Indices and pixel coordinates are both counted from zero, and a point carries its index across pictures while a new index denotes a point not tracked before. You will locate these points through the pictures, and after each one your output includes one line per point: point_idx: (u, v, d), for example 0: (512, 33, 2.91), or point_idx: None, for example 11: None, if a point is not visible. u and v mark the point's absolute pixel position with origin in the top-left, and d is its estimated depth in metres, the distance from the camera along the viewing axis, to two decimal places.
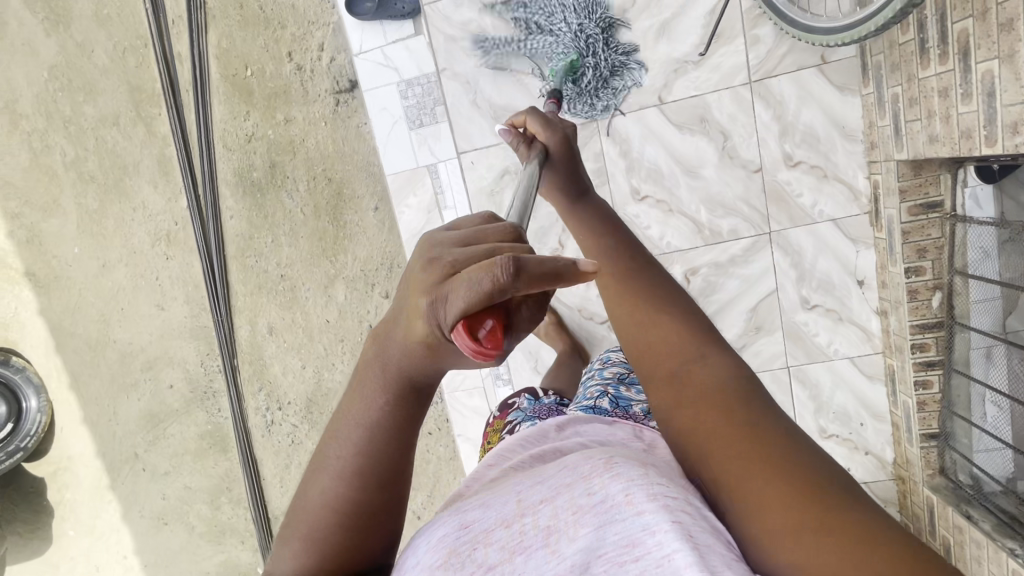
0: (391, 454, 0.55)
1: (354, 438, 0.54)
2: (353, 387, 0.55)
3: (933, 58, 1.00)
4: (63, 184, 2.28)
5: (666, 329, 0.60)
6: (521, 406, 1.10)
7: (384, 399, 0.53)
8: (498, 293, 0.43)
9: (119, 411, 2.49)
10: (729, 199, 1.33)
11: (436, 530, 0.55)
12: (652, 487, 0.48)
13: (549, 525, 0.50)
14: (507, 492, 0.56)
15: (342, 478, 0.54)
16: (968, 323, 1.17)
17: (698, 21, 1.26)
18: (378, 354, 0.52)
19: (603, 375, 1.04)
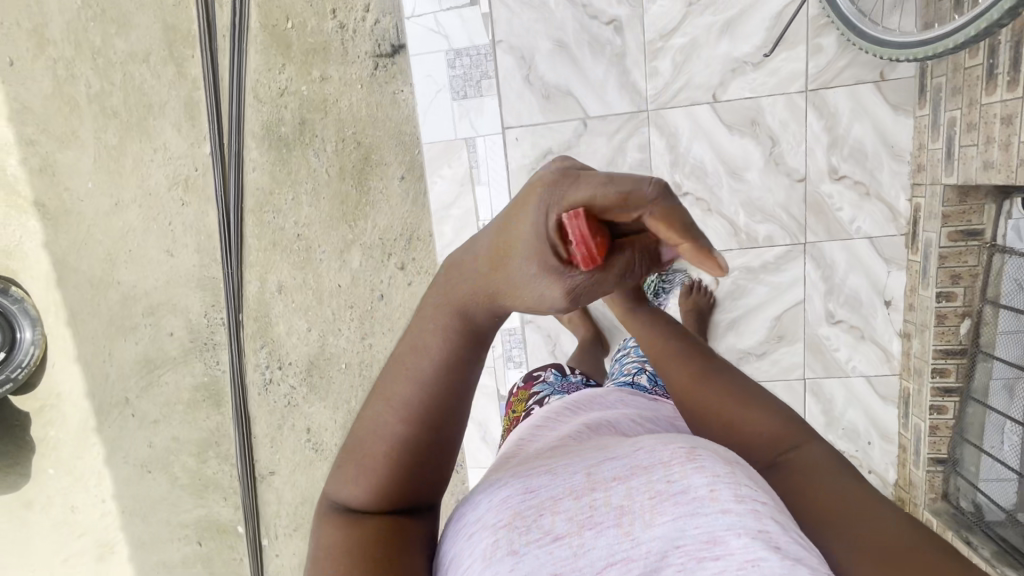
0: (445, 392, 0.52)
1: (416, 367, 0.52)
2: (423, 309, 0.52)
3: (1001, 84, 1.01)
4: (84, 116, 2.23)
5: (760, 423, 0.59)
6: (548, 378, 1.10)
7: (451, 330, 0.51)
8: (630, 196, 0.38)
9: (114, 353, 2.45)
10: (769, 205, 1.33)
11: (501, 490, 0.55)
12: (738, 486, 0.47)
13: (623, 506, 0.49)
14: (574, 463, 0.55)
15: (395, 407, 0.52)
16: (993, 353, 1.20)
17: (763, 23, 1.25)
18: (453, 276, 0.50)
19: (639, 353, 1.09)
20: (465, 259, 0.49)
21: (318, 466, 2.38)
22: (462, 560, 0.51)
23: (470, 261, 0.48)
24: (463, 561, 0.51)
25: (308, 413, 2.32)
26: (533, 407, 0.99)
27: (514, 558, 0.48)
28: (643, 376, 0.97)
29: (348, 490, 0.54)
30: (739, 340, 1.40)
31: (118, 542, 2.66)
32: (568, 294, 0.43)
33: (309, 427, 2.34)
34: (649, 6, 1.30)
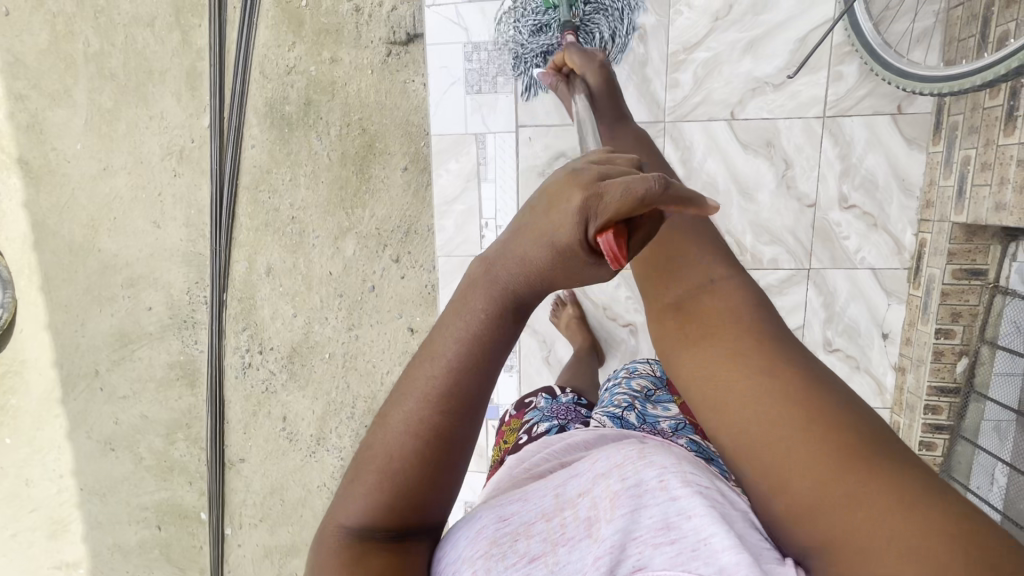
0: (479, 376, 0.48)
1: (453, 356, 0.48)
2: (456, 303, 0.49)
3: (1019, 127, 1.02)
4: (80, 76, 2.15)
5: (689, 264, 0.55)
6: (539, 406, 1.01)
7: (490, 315, 0.48)
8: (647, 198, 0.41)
9: (88, 323, 2.36)
10: (777, 227, 1.32)
11: (468, 524, 0.51)
12: (685, 475, 0.47)
13: (590, 516, 0.48)
14: (540, 483, 0.53)
15: (427, 402, 0.48)
16: (987, 393, 1.20)
17: (787, 44, 1.25)
18: (490, 265, 0.49)
19: (629, 386, 0.94)
20: (503, 248, 0.48)
21: (291, 457, 2.31)
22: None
23: (509, 249, 0.48)
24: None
25: (285, 401, 2.25)
26: (522, 438, 0.91)
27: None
28: (630, 413, 0.84)
29: (370, 501, 0.48)
30: None
31: (72, 520, 2.55)
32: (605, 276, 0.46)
33: (285, 415, 2.26)
34: (675, 17, 1.29)
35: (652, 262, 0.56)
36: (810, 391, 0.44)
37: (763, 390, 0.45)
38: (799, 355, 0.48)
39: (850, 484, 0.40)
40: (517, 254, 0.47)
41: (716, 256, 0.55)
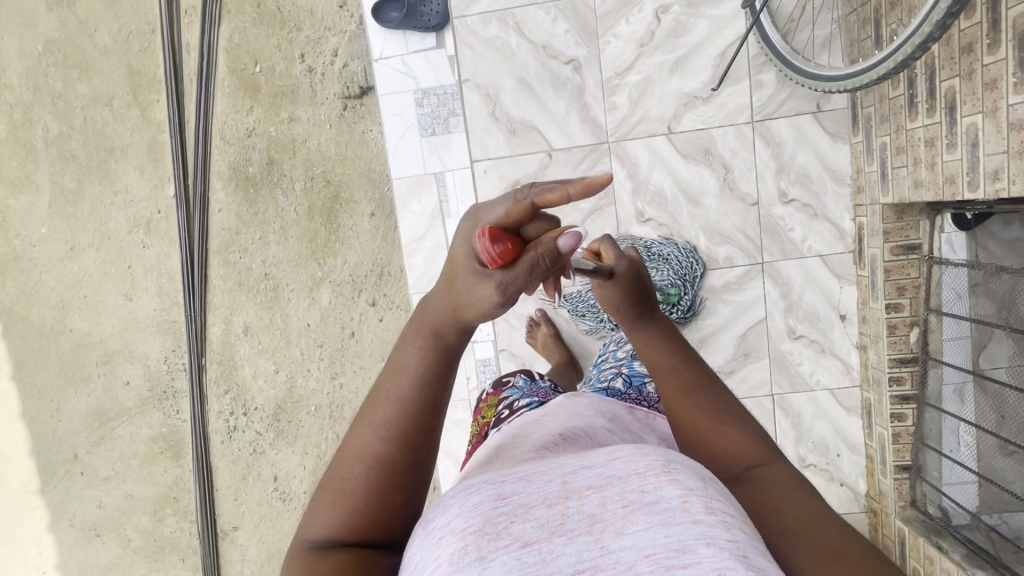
0: (421, 412, 0.57)
1: (396, 388, 0.57)
2: (400, 346, 0.59)
3: (921, 112, 1.09)
4: (40, 160, 2.18)
5: (736, 440, 0.62)
6: (517, 383, 1.08)
7: (424, 353, 0.58)
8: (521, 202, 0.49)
9: (64, 407, 2.31)
10: (727, 228, 1.40)
11: (469, 494, 0.49)
12: (710, 499, 0.44)
13: (594, 514, 0.45)
14: (548, 469, 0.51)
15: (378, 429, 0.57)
16: (942, 358, 1.25)
17: (710, 60, 1.35)
18: (422, 307, 0.59)
19: (618, 356, 1.10)
20: (427, 295, 0.59)
21: (287, 516, 2.25)
22: (425, 565, 0.46)
23: (433, 290, 0.58)
24: (428, 566, 0.46)
25: (275, 460, 2.21)
26: (503, 412, 0.97)
27: (482, 565, 0.43)
28: (620, 379, 0.99)
29: (326, 517, 0.56)
30: (709, 360, 1.44)
31: None
32: (494, 297, 0.52)
33: (276, 475, 2.22)
34: (604, 47, 1.37)
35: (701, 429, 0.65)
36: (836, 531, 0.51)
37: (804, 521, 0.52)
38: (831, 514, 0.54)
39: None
40: (436, 296, 0.57)
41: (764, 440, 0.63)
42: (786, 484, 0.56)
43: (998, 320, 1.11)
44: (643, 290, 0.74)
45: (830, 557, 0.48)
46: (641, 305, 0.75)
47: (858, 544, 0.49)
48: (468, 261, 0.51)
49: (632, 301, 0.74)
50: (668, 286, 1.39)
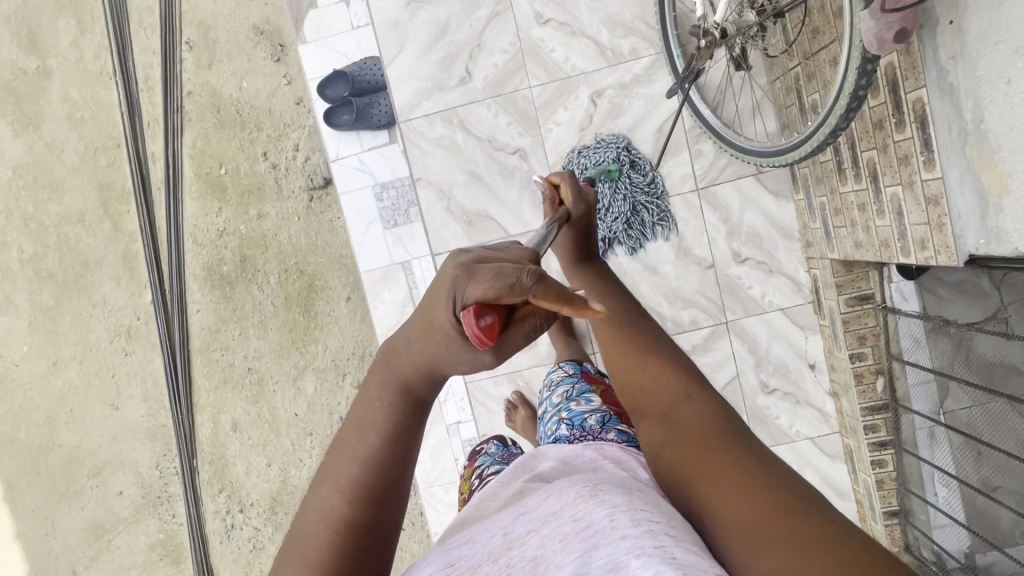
0: (389, 466, 0.56)
1: (364, 440, 0.56)
2: (363, 398, 0.59)
3: (850, 177, 1.14)
4: (17, 281, 2.21)
5: (664, 377, 0.60)
6: (489, 450, 1.10)
7: (392, 403, 0.58)
8: (518, 288, 0.49)
9: (58, 524, 2.27)
10: (688, 292, 1.43)
11: (426, 567, 0.51)
12: (637, 513, 0.43)
13: (537, 556, 0.45)
14: (494, 526, 0.53)
15: (345, 486, 0.54)
16: (910, 405, 1.25)
17: (648, 136, 1.40)
18: (388, 356, 0.60)
19: (554, 402, 1.15)
20: (391, 345, 0.60)
21: None
22: None
23: (401, 339, 0.59)
24: None
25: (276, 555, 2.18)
26: (474, 481, 0.99)
27: None
28: (563, 426, 1.03)
29: None
30: None
31: None
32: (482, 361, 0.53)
33: None
34: (547, 134, 1.42)
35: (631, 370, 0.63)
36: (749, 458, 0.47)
37: (717, 448, 0.49)
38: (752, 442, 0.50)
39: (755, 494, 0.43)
40: (406, 346, 0.58)
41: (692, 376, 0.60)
42: (709, 416, 0.54)
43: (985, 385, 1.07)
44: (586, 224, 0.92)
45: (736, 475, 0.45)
46: (586, 254, 0.89)
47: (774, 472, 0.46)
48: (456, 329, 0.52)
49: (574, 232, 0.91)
50: (609, 162, 1.38)
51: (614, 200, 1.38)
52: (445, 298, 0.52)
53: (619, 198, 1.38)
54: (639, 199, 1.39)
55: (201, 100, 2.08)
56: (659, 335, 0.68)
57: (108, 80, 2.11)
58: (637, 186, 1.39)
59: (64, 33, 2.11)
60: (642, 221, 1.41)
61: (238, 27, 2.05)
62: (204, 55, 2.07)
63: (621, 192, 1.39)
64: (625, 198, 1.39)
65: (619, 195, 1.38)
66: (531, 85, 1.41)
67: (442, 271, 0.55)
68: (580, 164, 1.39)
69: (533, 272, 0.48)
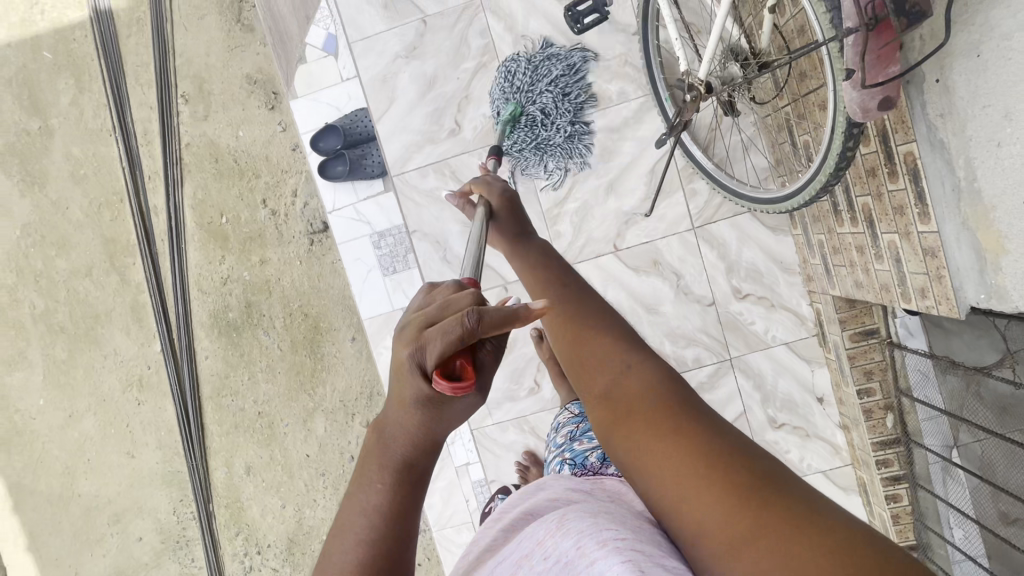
0: (389, 542, 0.51)
1: (360, 523, 0.51)
2: (356, 481, 0.54)
3: (846, 219, 1.12)
4: (31, 336, 2.25)
5: (598, 345, 0.59)
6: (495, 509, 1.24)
7: (390, 482, 0.53)
8: (470, 334, 0.51)
9: (81, 571, 2.30)
10: (690, 330, 1.42)
11: None
12: (601, 534, 0.47)
13: None
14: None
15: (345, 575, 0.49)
16: (922, 441, 1.22)
17: (641, 178, 1.40)
18: (381, 439, 0.54)
19: (559, 443, 1.15)
20: (382, 426, 0.55)
21: None
22: None
23: (387, 416, 0.54)
24: None
25: None
26: None
27: None
28: (565, 467, 1.03)
29: None
30: None
31: None
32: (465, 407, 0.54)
33: None
34: (539, 180, 1.43)
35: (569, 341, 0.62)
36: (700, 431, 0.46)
37: (665, 424, 0.47)
38: (695, 406, 0.49)
39: (710, 477, 0.43)
40: (394, 422, 0.54)
41: (623, 337, 0.59)
42: (645, 381, 0.52)
43: (997, 430, 1.00)
44: (514, 204, 0.90)
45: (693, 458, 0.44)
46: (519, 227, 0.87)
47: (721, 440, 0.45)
48: (428, 388, 0.51)
49: (509, 216, 0.88)
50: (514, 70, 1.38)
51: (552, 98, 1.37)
52: (407, 371, 0.51)
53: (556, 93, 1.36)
54: (562, 82, 1.37)
55: (199, 151, 2.11)
56: (591, 297, 0.67)
57: (108, 136, 2.14)
58: (556, 76, 1.37)
59: (63, 92, 2.15)
60: (578, 103, 1.38)
61: (232, 78, 2.08)
62: (200, 107, 2.09)
63: (554, 89, 1.37)
64: (560, 91, 1.37)
65: (551, 87, 1.37)
66: None
67: (395, 347, 0.52)
68: (500, 86, 1.39)
69: (469, 313, 0.51)
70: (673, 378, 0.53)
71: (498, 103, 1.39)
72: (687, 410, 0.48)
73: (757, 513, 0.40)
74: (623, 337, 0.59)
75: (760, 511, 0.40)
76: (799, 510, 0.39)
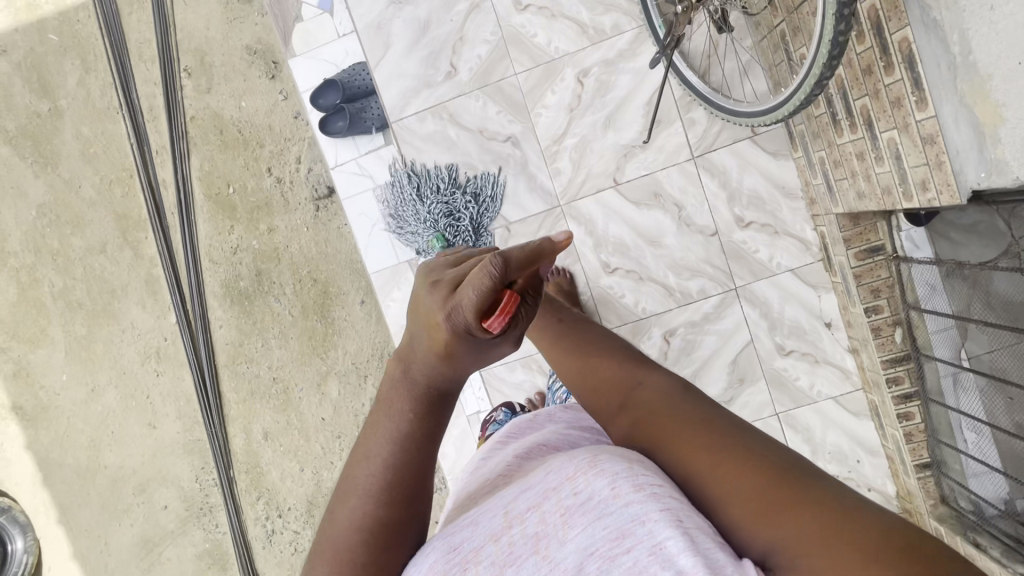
0: (410, 466, 0.58)
1: (382, 448, 0.59)
2: (380, 409, 0.60)
3: (845, 127, 1.11)
4: (51, 314, 2.31)
5: (612, 368, 0.68)
6: (499, 419, 1.37)
7: (416, 413, 0.59)
8: (500, 281, 0.53)
9: (110, 541, 2.37)
10: (693, 262, 1.42)
11: (425, 557, 0.54)
12: (635, 476, 0.47)
13: (537, 532, 0.50)
14: (494, 506, 0.56)
15: (373, 492, 0.57)
16: (933, 353, 1.22)
17: (638, 112, 1.40)
18: (407, 375, 0.60)
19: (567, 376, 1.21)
20: (406, 369, 0.60)
21: None
22: None
23: (419, 361, 0.59)
24: None
25: None
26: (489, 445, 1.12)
27: None
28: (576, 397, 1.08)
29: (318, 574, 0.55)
30: (706, 392, 1.45)
31: None
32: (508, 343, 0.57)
33: None
34: (536, 119, 1.44)
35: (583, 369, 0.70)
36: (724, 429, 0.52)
37: (690, 426, 0.53)
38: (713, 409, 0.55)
39: (736, 465, 0.48)
40: (423, 364, 0.59)
41: (636, 362, 0.68)
42: (662, 393, 0.60)
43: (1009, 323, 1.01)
44: None
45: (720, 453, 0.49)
46: None
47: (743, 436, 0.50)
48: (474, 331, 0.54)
49: None
50: (400, 219, 1.53)
51: (431, 198, 1.48)
52: (447, 326, 0.55)
53: (430, 199, 1.48)
54: (423, 191, 1.49)
55: (203, 123, 2.13)
56: (601, 333, 0.78)
57: (115, 114, 2.18)
58: (416, 188, 1.50)
59: (70, 73, 2.19)
60: (450, 178, 1.47)
61: (232, 49, 2.11)
62: (202, 80, 2.12)
63: (430, 199, 1.49)
64: (429, 193, 1.49)
65: (422, 194, 1.50)
66: (517, 72, 1.44)
67: (433, 309, 0.56)
68: (411, 234, 1.52)
69: (495, 259, 0.54)
70: (692, 389, 0.59)
71: (423, 237, 1.51)
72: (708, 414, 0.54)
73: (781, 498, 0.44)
74: (634, 362, 0.68)
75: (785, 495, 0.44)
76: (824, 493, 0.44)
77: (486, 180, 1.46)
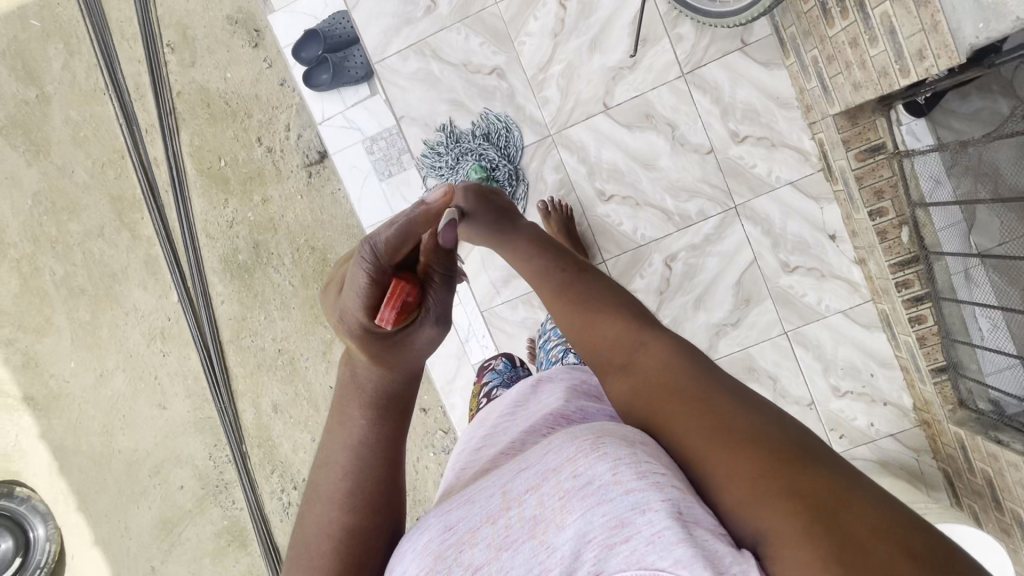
0: (373, 469, 0.62)
1: (346, 454, 0.63)
2: (341, 417, 0.65)
3: (836, 16, 1.08)
4: (55, 303, 2.32)
5: (610, 326, 0.63)
6: (496, 368, 1.25)
7: (372, 417, 0.64)
8: (377, 273, 0.63)
9: (130, 525, 2.38)
10: (689, 182, 1.39)
11: (421, 535, 0.51)
12: (638, 462, 0.44)
13: (535, 515, 0.46)
14: (492, 486, 0.52)
15: (340, 498, 0.60)
16: (941, 250, 1.17)
17: (623, 32, 1.38)
18: (357, 385, 0.65)
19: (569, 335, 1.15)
20: (349, 380, 0.66)
21: None
22: None
23: (356, 366, 0.65)
24: None
25: None
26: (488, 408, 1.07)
27: None
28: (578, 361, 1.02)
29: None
30: (712, 316, 1.42)
31: None
32: (417, 327, 0.65)
33: None
34: (520, 47, 1.42)
35: (579, 326, 0.66)
36: (735, 404, 0.48)
37: (697, 400, 0.49)
38: (724, 380, 0.51)
39: (742, 447, 0.44)
40: (360, 369, 0.65)
41: (637, 319, 0.63)
42: (663, 356, 0.55)
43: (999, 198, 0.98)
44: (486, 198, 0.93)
45: (723, 434, 0.46)
46: (509, 225, 0.92)
47: (752, 415, 0.47)
48: (372, 322, 0.62)
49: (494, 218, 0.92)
50: None
51: (451, 161, 1.46)
52: (351, 328, 0.63)
53: (452, 162, 1.46)
54: (444, 164, 1.47)
55: (190, 98, 2.12)
56: (598, 284, 0.73)
57: (102, 95, 2.18)
58: (435, 158, 1.48)
59: (55, 58, 2.19)
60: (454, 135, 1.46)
61: (214, 19, 2.09)
62: (186, 54, 2.11)
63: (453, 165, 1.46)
64: (448, 157, 1.47)
65: (442, 158, 1.47)
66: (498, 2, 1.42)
67: (336, 320, 0.64)
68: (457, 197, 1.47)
69: (367, 258, 0.63)
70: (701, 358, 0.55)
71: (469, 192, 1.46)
72: (720, 387, 0.50)
73: (781, 487, 0.41)
74: (635, 319, 0.63)
75: (785, 484, 0.41)
76: (835, 487, 0.41)
77: (495, 117, 1.43)
